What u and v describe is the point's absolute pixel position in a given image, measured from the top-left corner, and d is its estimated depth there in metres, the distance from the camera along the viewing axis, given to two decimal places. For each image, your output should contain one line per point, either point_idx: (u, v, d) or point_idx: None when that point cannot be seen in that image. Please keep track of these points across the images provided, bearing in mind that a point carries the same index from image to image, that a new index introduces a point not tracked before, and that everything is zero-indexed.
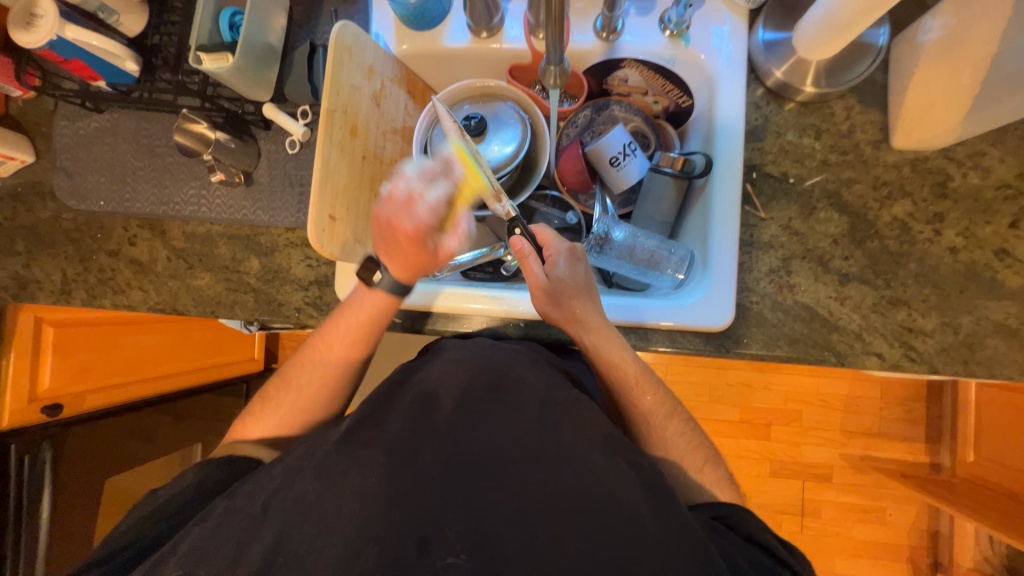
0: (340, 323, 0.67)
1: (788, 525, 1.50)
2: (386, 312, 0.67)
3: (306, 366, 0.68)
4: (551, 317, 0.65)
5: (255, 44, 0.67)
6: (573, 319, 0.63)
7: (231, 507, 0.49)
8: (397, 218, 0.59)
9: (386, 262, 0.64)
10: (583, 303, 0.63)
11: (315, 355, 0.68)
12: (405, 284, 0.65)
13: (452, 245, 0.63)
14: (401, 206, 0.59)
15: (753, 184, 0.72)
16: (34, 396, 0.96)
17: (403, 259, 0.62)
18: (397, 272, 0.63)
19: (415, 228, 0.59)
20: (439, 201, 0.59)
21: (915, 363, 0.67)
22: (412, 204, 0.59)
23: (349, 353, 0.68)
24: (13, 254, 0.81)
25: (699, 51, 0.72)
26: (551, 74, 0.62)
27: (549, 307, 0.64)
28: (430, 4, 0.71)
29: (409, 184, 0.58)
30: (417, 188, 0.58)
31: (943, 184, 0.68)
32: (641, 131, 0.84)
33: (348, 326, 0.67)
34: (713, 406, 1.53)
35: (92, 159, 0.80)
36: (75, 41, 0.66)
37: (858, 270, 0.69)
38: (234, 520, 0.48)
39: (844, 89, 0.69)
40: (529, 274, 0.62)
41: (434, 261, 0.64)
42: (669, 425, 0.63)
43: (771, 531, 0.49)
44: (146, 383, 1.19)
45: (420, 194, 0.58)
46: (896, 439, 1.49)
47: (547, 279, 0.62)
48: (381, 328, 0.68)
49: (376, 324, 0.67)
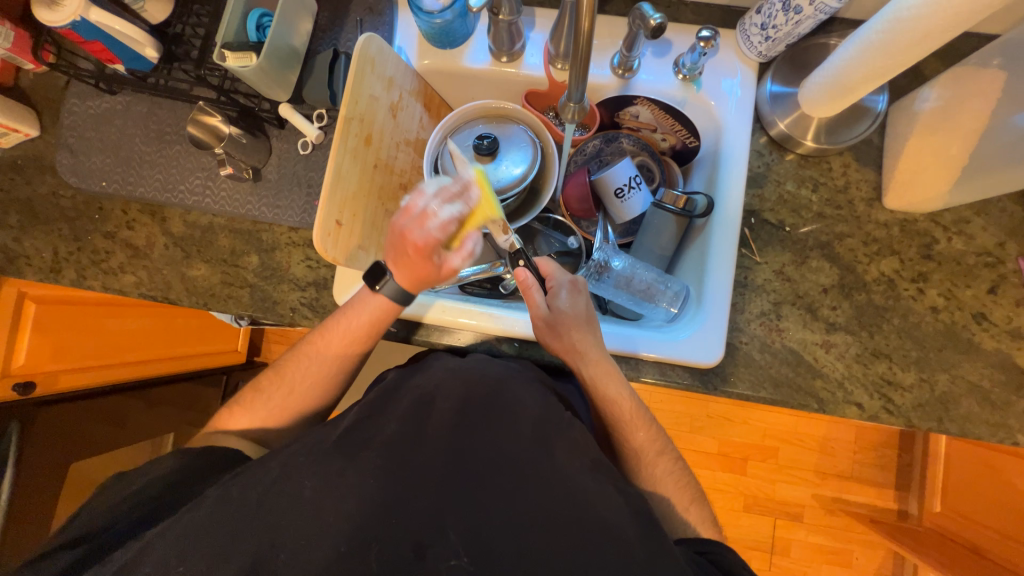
0: (338, 326, 0.66)
1: (757, 561, 1.51)
2: (386, 317, 0.66)
3: (300, 363, 0.67)
4: (550, 347, 0.66)
5: (279, 46, 0.68)
6: (573, 350, 0.64)
7: (216, 498, 0.48)
8: (408, 230, 0.59)
9: (393, 269, 0.63)
10: (583, 335, 0.64)
11: (311, 352, 0.67)
12: (410, 293, 0.64)
13: (456, 263, 0.61)
14: (416, 220, 0.59)
15: (750, 229, 0.74)
16: (8, 371, 0.94)
17: (409, 269, 0.62)
18: (403, 280, 0.63)
19: (423, 243, 0.58)
20: (450, 219, 0.58)
21: (893, 415, 0.69)
22: (425, 220, 0.58)
23: (343, 356, 0.67)
24: (5, 226, 0.79)
25: (709, 97, 0.76)
26: (570, 111, 0.63)
27: (549, 338, 0.65)
28: (455, 25, 0.73)
29: (424, 199, 0.58)
30: (431, 204, 0.58)
31: (929, 246, 0.72)
32: (647, 166, 0.87)
33: (346, 328, 0.66)
34: (693, 437, 1.55)
35: (98, 139, 0.79)
36: (98, 23, 0.66)
37: (844, 320, 0.71)
38: (218, 512, 0.46)
39: (842, 147, 0.73)
40: (530, 304, 0.64)
41: (437, 275, 0.63)
42: (660, 462, 0.63)
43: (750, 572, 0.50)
44: (123, 367, 1.16)
45: (432, 210, 0.58)
46: (867, 483, 1.51)
47: (547, 309, 0.64)
48: (379, 333, 0.67)
49: (375, 328, 0.66)
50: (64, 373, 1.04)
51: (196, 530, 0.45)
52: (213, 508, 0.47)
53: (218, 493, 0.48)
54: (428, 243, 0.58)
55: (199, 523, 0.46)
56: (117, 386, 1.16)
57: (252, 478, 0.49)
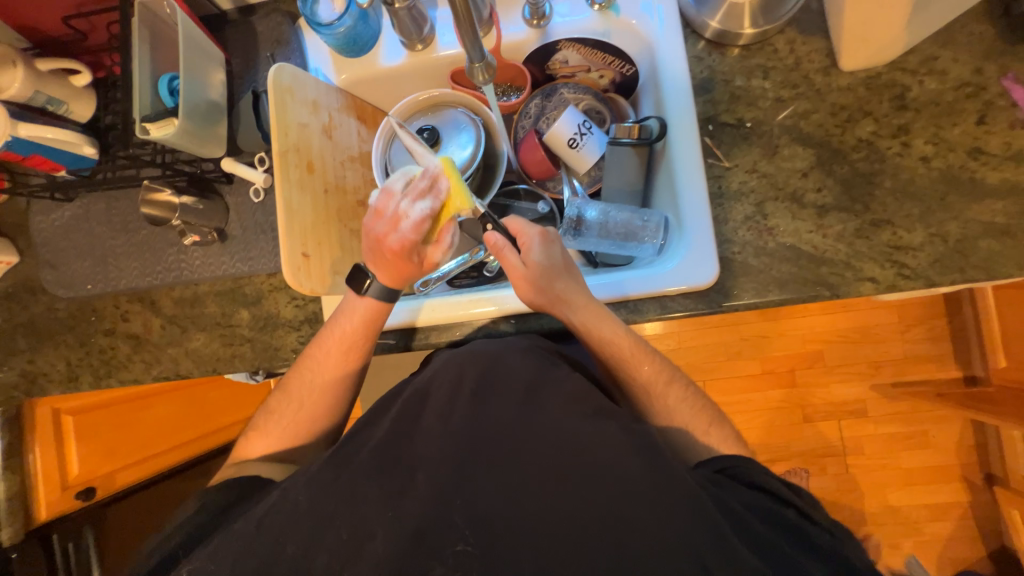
0: (333, 334, 0.67)
1: (833, 466, 1.48)
2: (380, 318, 0.67)
3: (308, 373, 0.68)
4: (537, 305, 0.65)
5: (197, 103, 0.69)
6: (558, 299, 0.63)
7: (230, 533, 0.49)
8: (385, 237, 0.61)
9: (375, 270, 0.65)
10: (565, 282, 0.63)
11: (317, 361, 0.68)
12: (395, 290, 0.66)
13: (437, 257, 0.64)
14: (389, 222, 0.61)
15: (711, 137, 0.71)
16: (67, 484, 0.99)
17: (391, 269, 0.63)
18: (387, 280, 0.64)
19: (400, 243, 0.60)
20: (424, 218, 0.60)
21: (911, 280, 0.65)
22: (399, 221, 0.60)
23: (346, 360, 0.68)
24: (17, 352, 0.83)
25: (631, 18, 0.72)
26: (478, 72, 0.61)
27: (534, 296, 0.64)
28: (359, 30, 0.72)
29: (396, 204, 0.60)
30: (404, 206, 0.60)
31: (901, 95, 0.67)
32: (594, 109, 0.84)
33: (339, 335, 0.67)
34: (731, 363, 1.52)
35: (72, 247, 0.81)
36: (30, 138, 0.68)
37: (833, 199, 0.68)
38: (234, 543, 0.47)
39: (781, 24, 0.69)
40: (507, 266, 0.63)
41: (419, 270, 0.66)
42: (671, 393, 0.63)
43: (774, 475, 0.52)
44: (149, 463, 1.16)
45: (405, 213, 0.60)
46: (923, 358, 1.46)
47: (523, 264, 0.62)
48: (374, 331, 0.68)
49: (369, 328, 0.67)
50: (118, 473, 1.10)
51: (216, 564, 0.46)
52: (231, 541, 0.48)
53: (232, 529, 0.50)
54: (409, 244, 0.61)
55: (218, 559, 0.47)
56: (151, 478, 1.20)
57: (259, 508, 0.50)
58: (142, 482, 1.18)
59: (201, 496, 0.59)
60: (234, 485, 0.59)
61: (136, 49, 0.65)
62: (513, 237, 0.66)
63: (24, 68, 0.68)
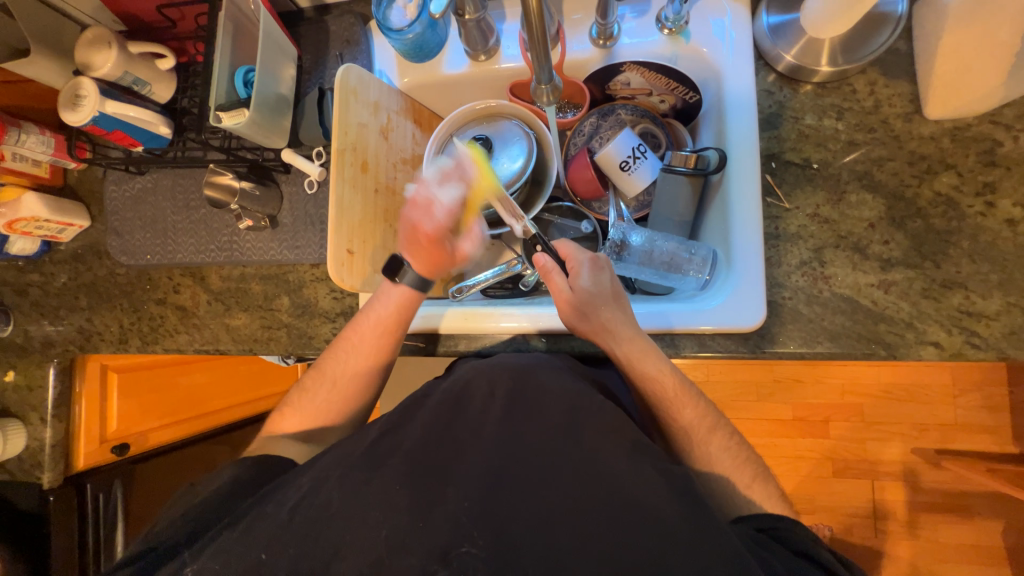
0: (369, 320, 0.68)
1: (861, 530, 1.39)
2: (413, 305, 0.68)
3: (338, 357, 0.69)
4: (580, 330, 0.64)
5: (267, 96, 0.71)
6: (602, 329, 0.62)
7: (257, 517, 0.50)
8: (419, 220, 0.64)
9: (409, 259, 0.67)
10: (611, 312, 0.62)
11: (347, 347, 0.69)
12: (429, 281, 0.67)
13: (468, 247, 0.68)
14: (424, 209, 0.64)
15: (773, 174, 0.68)
16: (105, 438, 1.04)
17: (426, 257, 0.66)
18: (421, 268, 0.66)
19: (435, 228, 0.64)
20: (454, 203, 0.65)
21: (981, 350, 0.60)
22: (432, 206, 0.64)
23: (377, 351, 0.68)
24: (78, 309, 0.89)
25: (701, 45, 0.70)
26: (544, 93, 0.62)
27: (577, 320, 0.63)
28: (426, 37, 0.73)
29: (427, 190, 0.64)
30: (434, 192, 0.64)
31: (991, 151, 0.62)
32: (651, 132, 0.83)
33: (374, 321, 0.68)
34: (762, 404, 1.45)
35: (137, 218, 0.86)
36: (115, 114, 0.73)
37: (902, 254, 0.63)
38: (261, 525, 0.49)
39: (864, 63, 0.65)
40: (554, 289, 0.63)
41: (451, 260, 0.67)
42: (713, 439, 0.60)
43: (823, 543, 0.48)
44: (177, 425, 1.23)
45: (436, 198, 0.64)
46: (976, 427, 1.35)
47: (569, 286, 0.62)
48: (407, 322, 0.69)
49: (403, 317, 0.68)
50: (152, 431, 1.18)
51: (239, 545, 0.47)
52: (254, 524, 0.49)
53: (258, 513, 0.51)
54: (440, 228, 0.64)
55: (240, 540, 0.48)
56: (178, 442, 1.25)
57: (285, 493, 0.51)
58: (167, 444, 1.23)
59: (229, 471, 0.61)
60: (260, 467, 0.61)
61: (220, 40, 0.68)
62: (561, 260, 0.66)
63: (119, 50, 0.73)
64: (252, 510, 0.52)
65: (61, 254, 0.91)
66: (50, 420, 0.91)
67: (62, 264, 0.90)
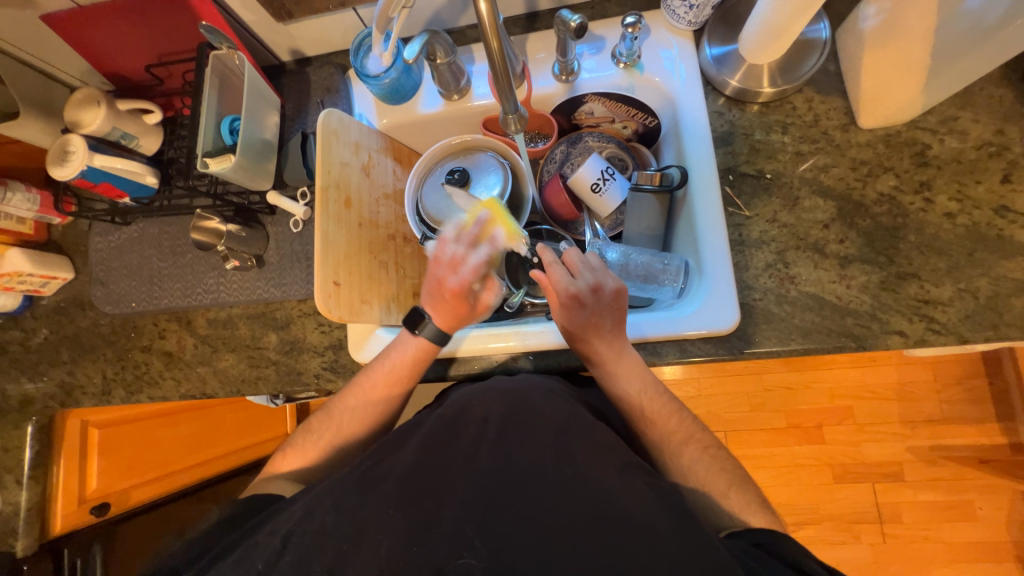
0: (382, 367, 0.68)
1: (867, 535, 1.38)
2: (428, 356, 0.69)
3: (350, 400, 0.69)
4: (581, 348, 0.65)
5: (253, 142, 0.75)
6: (605, 345, 0.64)
7: (255, 542, 0.50)
8: (445, 276, 0.66)
9: (432, 314, 0.68)
10: (612, 331, 0.64)
11: (360, 390, 0.69)
12: (447, 334, 0.69)
13: (489, 299, 0.69)
14: (448, 266, 0.66)
15: (731, 186, 0.73)
16: (84, 498, 0.99)
17: (448, 310, 0.67)
18: (441, 322, 0.68)
19: (460, 284, 0.65)
20: (483, 262, 0.66)
21: (941, 335, 0.64)
22: (458, 263, 0.66)
23: (390, 394, 0.68)
24: (59, 363, 0.88)
25: (654, 76, 0.77)
26: (512, 123, 0.67)
27: (581, 339, 0.64)
28: (402, 81, 0.78)
29: (453, 249, 0.66)
30: (461, 251, 0.66)
31: (922, 153, 0.69)
32: (618, 156, 0.88)
33: (388, 368, 0.68)
34: (754, 415, 1.46)
35: (122, 267, 0.87)
36: (102, 167, 0.75)
37: (857, 251, 0.68)
38: (258, 552, 0.49)
39: (801, 82, 0.72)
40: (564, 314, 0.63)
41: (472, 313, 0.69)
42: (700, 448, 0.62)
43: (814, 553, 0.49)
44: (163, 480, 1.18)
45: (464, 256, 0.66)
46: (963, 421, 1.38)
47: (575, 289, 0.62)
48: (420, 371, 0.69)
49: (416, 366, 0.69)
50: (133, 488, 1.11)
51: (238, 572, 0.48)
52: (248, 552, 0.50)
53: (254, 543, 0.51)
54: (467, 284, 0.66)
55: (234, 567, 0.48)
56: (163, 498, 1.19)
57: (281, 519, 0.51)
58: (156, 499, 1.18)
59: (222, 511, 0.60)
60: (253, 503, 0.60)
61: (206, 94, 0.72)
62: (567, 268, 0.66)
63: (107, 108, 0.76)
64: (247, 540, 0.53)
65: (44, 308, 0.90)
66: (26, 482, 0.89)
67: (44, 318, 0.90)
